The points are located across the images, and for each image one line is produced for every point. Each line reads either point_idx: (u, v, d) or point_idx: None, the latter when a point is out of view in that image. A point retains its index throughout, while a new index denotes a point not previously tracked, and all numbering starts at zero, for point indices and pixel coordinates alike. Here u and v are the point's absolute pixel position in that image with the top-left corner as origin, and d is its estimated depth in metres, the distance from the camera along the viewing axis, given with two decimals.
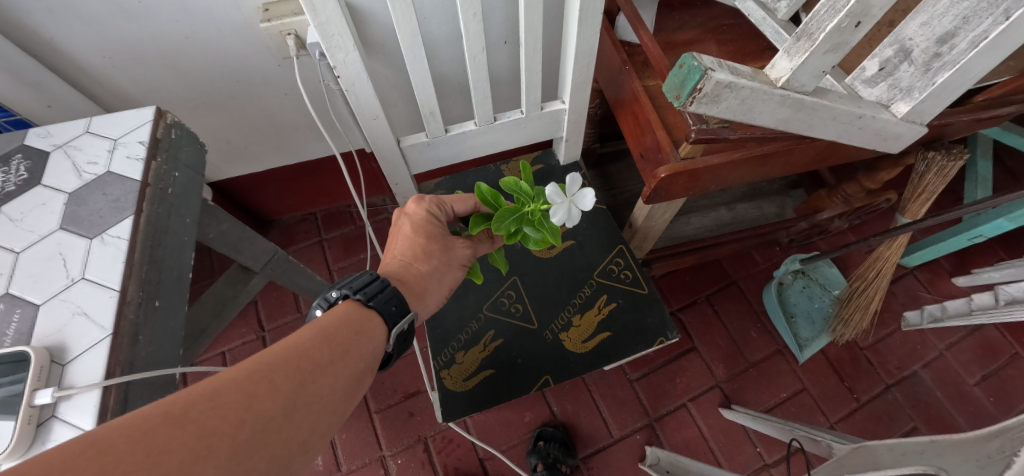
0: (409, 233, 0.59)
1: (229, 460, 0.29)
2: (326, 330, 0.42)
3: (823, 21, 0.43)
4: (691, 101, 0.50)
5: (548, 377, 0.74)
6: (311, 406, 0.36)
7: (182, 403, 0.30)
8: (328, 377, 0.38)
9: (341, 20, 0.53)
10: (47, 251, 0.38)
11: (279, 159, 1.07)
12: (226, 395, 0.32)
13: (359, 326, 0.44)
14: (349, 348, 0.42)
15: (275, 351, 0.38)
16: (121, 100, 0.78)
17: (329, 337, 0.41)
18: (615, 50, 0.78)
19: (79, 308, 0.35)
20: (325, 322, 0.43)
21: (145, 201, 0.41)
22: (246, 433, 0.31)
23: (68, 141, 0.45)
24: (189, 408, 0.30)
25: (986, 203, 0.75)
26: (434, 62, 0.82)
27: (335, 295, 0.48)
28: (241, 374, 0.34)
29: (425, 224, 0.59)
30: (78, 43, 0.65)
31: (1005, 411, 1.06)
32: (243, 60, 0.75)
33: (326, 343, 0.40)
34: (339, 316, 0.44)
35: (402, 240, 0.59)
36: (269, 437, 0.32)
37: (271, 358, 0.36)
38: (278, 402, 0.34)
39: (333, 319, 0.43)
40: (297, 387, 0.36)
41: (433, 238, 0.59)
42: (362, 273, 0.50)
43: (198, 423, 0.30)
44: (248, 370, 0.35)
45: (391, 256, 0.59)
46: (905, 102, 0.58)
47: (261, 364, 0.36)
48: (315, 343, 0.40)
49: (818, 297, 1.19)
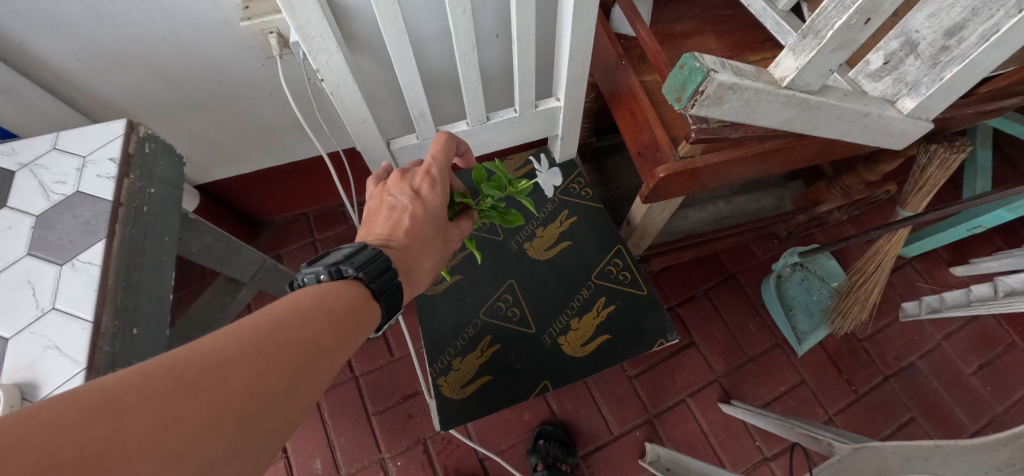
0: (418, 215, 0.51)
1: (236, 431, 0.27)
2: (334, 311, 0.38)
3: (830, 18, 0.41)
4: (692, 104, 0.48)
5: (547, 382, 0.72)
6: (314, 388, 0.33)
7: (194, 371, 0.28)
8: (328, 363, 0.35)
9: (321, 20, 0.50)
10: (14, 279, 0.36)
11: (266, 161, 1.04)
12: (235, 368, 0.29)
13: (362, 314, 0.40)
14: (352, 336, 0.38)
15: (284, 326, 0.34)
16: (100, 105, 0.75)
17: (335, 321, 0.37)
18: (611, 44, 0.75)
19: (50, 342, 0.33)
20: (334, 303, 0.38)
21: (119, 221, 0.39)
22: (252, 408, 0.28)
23: (34, 159, 0.43)
24: (200, 376, 0.27)
25: (986, 197, 0.73)
26: (423, 59, 0.79)
27: (348, 271, 0.41)
28: (251, 349, 0.31)
29: (436, 215, 0.52)
30: (50, 46, 0.61)
31: (1000, 400, 1.07)
32: (223, 58, 0.71)
33: (332, 325, 0.37)
34: (347, 299, 0.40)
35: (410, 220, 0.50)
36: (274, 411, 0.29)
37: (277, 334, 0.33)
38: (282, 381, 0.31)
39: (342, 301, 0.39)
40: (300, 370, 0.32)
41: (438, 230, 0.53)
42: (372, 252, 0.43)
43: (209, 392, 0.27)
44: (256, 346, 0.31)
45: (399, 235, 0.49)
46: (912, 97, 0.56)
47: (270, 339, 0.32)
48: (323, 326, 0.36)
49: (816, 289, 1.18)
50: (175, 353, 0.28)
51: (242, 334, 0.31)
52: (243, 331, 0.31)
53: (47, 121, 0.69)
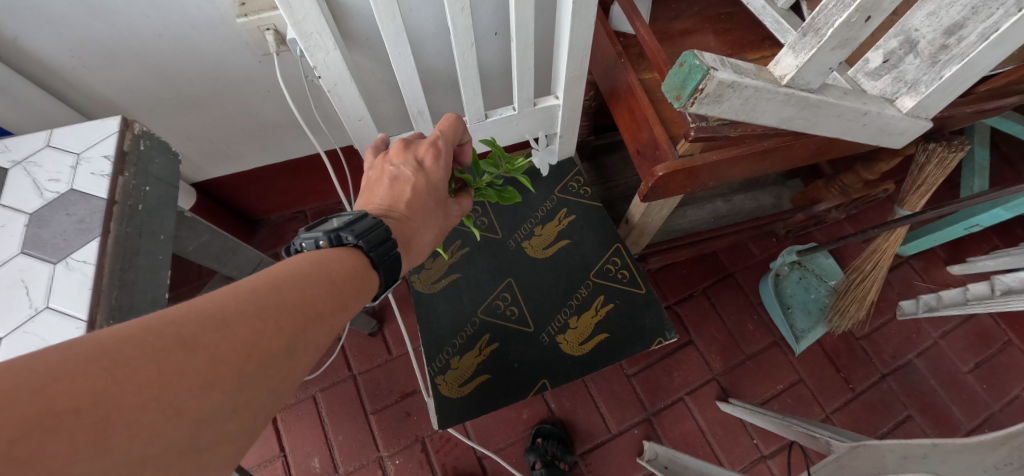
0: (419, 185, 0.50)
1: (234, 388, 0.27)
2: (332, 276, 0.37)
3: (831, 16, 0.41)
4: (691, 103, 0.48)
5: (545, 381, 0.72)
6: (311, 353, 0.32)
7: (194, 326, 0.27)
8: (327, 328, 0.34)
9: (318, 17, 0.50)
10: (9, 278, 0.36)
11: (264, 158, 1.03)
12: (234, 328, 0.28)
13: (361, 281, 0.39)
14: (352, 301, 0.37)
15: (284, 286, 0.33)
16: (96, 101, 0.74)
17: (335, 286, 0.36)
18: (610, 42, 0.75)
19: (44, 342, 0.33)
20: (333, 269, 0.37)
21: (113, 220, 0.39)
22: (251, 368, 0.28)
23: (28, 156, 0.42)
24: (200, 333, 0.27)
25: (983, 196, 0.73)
26: (421, 56, 0.78)
27: (348, 239, 0.40)
28: (250, 309, 0.30)
29: (436, 187, 0.51)
30: (45, 43, 0.60)
31: (996, 398, 1.08)
32: (220, 56, 0.70)
33: (330, 292, 0.36)
34: (347, 265, 0.39)
35: (412, 191, 0.49)
36: (272, 371, 0.29)
37: (276, 295, 0.32)
38: (281, 342, 0.30)
39: (342, 266, 0.38)
40: (299, 333, 0.32)
41: (440, 199, 0.52)
42: (372, 221, 0.42)
43: (208, 349, 0.27)
44: (255, 305, 0.30)
45: (399, 207, 0.49)
46: (911, 96, 0.56)
47: (269, 300, 0.31)
48: (323, 290, 0.35)
49: (814, 288, 1.19)
50: (172, 310, 0.27)
51: (240, 293, 0.31)
52: (242, 289, 0.31)
53: (42, 119, 0.68)
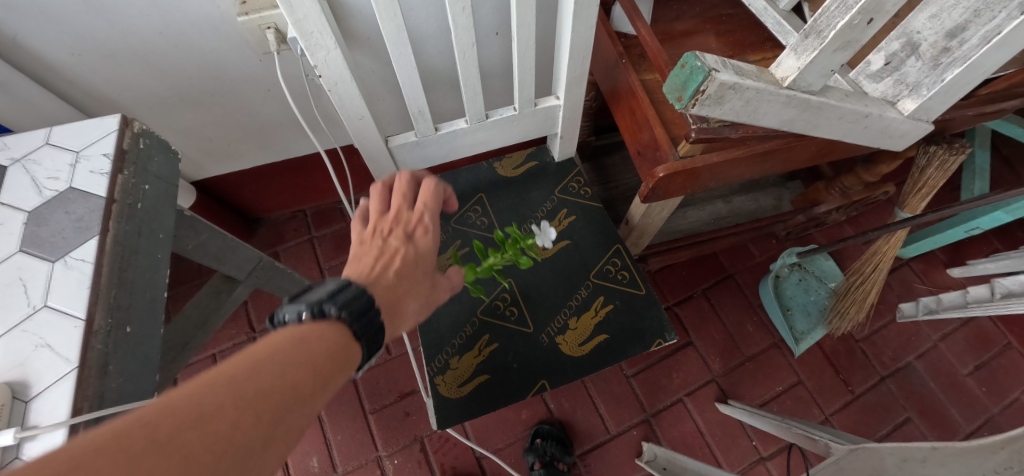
0: (407, 257, 0.51)
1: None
2: (314, 354, 0.34)
3: (833, 18, 0.41)
4: (693, 104, 0.48)
5: (544, 381, 0.72)
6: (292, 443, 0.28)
7: (158, 425, 0.23)
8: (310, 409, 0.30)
9: (319, 16, 0.49)
10: (7, 276, 0.36)
11: (264, 157, 1.03)
12: (209, 420, 0.25)
13: (342, 355, 0.36)
14: (333, 378, 0.34)
15: (258, 368, 0.29)
16: (95, 99, 0.74)
17: (316, 363, 0.33)
18: (611, 42, 0.75)
19: (42, 340, 0.33)
20: (311, 346, 0.34)
21: (112, 218, 0.38)
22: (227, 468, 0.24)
23: (27, 154, 0.42)
24: (168, 429, 0.23)
25: (983, 199, 0.73)
26: (422, 56, 0.78)
27: (329, 308, 0.38)
28: (224, 394, 0.26)
29: (424, 259, 0.52)
30: (45, 41, 0.60)
31: (995, 401, 1.08)
32: (221, 54, 0.70)
33: (312, 369, 0.32)
34: (325, 340, 0.36)
35: (401, 261, 0.50)
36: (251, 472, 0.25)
37: (251, 378, 0.28)
38: (260, 431, 0.26)
39: (319, 340, 0.35)
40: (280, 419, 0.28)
41: (425, 272, 0.52)
42: (355, 290, 0.42)
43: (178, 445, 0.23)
44: (226, 389, 0.27)
45: (389, 273, 0.48)
46: (912, 99, 0.55)
47: (251, 384, 0.28)
48: (302, 368, 0.32)
49: (814, 290, 1.18)
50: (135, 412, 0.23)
51: (208, 380, 0.27)
52: (211, 377, 0.27)
53: (41, 116, 0.68)
